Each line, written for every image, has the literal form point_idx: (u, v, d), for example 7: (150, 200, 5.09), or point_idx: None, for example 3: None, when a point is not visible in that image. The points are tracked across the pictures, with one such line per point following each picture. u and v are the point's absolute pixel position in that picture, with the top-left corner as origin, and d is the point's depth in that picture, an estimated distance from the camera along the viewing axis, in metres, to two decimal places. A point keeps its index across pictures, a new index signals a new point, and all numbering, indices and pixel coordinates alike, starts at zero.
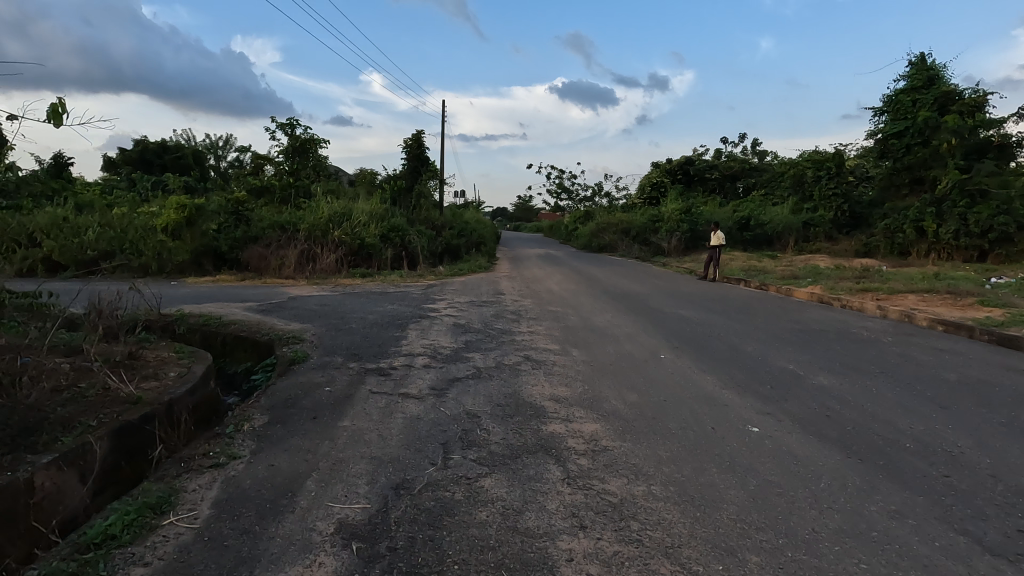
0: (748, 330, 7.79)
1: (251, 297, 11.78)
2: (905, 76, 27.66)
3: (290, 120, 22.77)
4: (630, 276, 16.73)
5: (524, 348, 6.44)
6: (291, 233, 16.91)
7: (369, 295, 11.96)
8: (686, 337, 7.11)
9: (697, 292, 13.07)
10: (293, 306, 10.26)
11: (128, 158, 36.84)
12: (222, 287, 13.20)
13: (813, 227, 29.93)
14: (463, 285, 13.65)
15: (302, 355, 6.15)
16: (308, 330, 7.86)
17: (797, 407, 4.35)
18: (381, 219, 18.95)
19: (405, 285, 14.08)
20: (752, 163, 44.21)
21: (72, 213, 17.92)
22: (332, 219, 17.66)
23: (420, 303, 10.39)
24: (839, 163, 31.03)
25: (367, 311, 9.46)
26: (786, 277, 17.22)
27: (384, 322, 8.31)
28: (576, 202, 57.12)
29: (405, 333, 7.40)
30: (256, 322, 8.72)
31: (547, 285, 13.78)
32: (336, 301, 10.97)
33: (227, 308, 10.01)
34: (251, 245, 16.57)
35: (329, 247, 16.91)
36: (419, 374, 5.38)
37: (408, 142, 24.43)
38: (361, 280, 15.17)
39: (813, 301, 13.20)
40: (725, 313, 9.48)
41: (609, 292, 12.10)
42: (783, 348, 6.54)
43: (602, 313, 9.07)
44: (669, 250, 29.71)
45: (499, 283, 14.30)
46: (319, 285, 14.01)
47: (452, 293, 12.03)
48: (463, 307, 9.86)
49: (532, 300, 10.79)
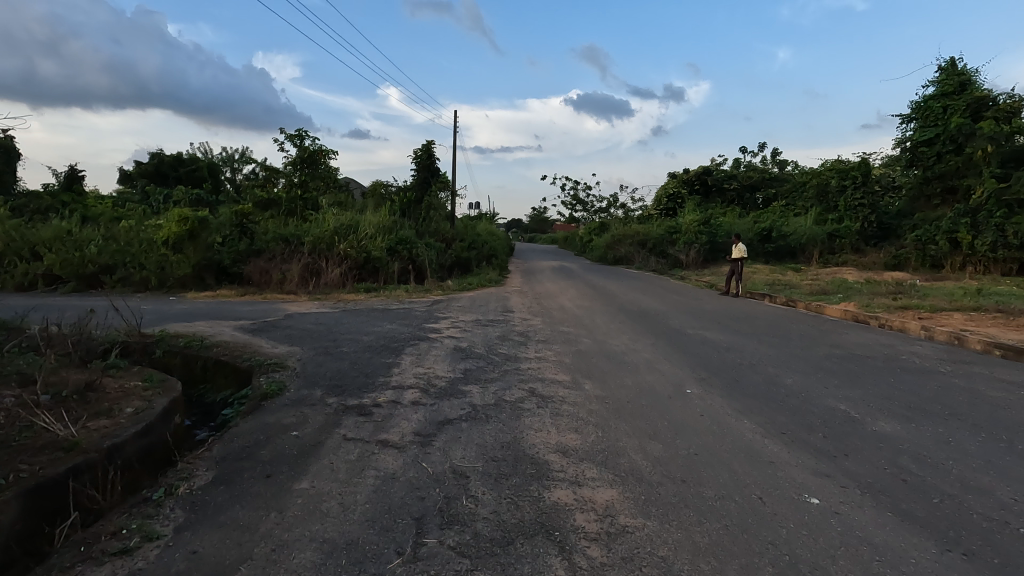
0: (784, 357, 6.92)
1: (247, 314, 11.20)
2: (934, 82, 26.58)
3: (299, 131, 22.47)
4: (647, 291, 15.90)
5: (529, 380, 5.66)
6: (295, 246, 16.40)
7: (370, 312, 11.29)
8: (715, 367, 6.25)
9: (721, 309, 12.16)
10: (287, 325, 9.61)
11: (144, 171, 37.14)
12: (219, 303, 12.67)
13: (838, 239, 28.78)
14: (470, 302, 12.94)
15: (278, 387, 5.43)
16: (295, 354, 7.18)
17: (864, 469, 3.50)
18: (389, 232, 18.39)
19: (410, 301, 13.41)
20: (773, 173, 43.09)
21: (77, 226, 17.66)
22: (339, 232, 17.13)
23: (422, 322, 9.67)
24: (866, 172, 30.30)
25: (364, 332, 8.76)
26: (815, 292, 16.21)
27: (379, 345, 7.60)
28: (591, 213, 56.42)
29: (399, 360, 6.66)
30: (242, 344, 8.08)
31: (559, 301, 13.00)
32: (334, 319, 10.31)
33: (217, 327, 9.41)
34: (254, 259, 16.08)
35: (333, 261, 16.35)
36: (404, 414, 4.62)
37: (418, 153, 23.93)
38: (365, 295, 14.55)
39: (847, 319, 12.21)
40: (754, 335, 8.59)
41: (626, 309, 11.29)
42: (829, 382, 5.67)
43: (618, 336, 8.24)
44: (687, 263, 28.74)
45: (509, 299, 13.57)
46: (321, 301, 13.41)
47: (457, 311, 11.31)
48: (467, 327, 9.11)
49: (543, 319, 10.01)
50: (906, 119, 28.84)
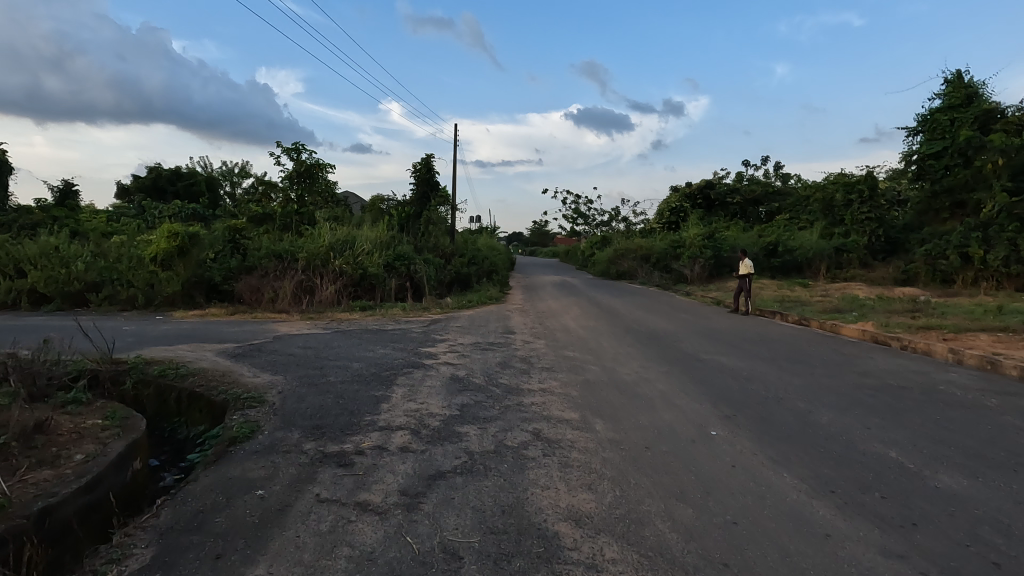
0: (812, 387, 6.30)
1: (234, 336, 10.63)
2: (940, 95, 26.23)
3: (296, 145, 22.08)
4: (653, 309, 15.31)
5: (532, 420, 5.04)
6: (288, 263, 15.86)
7: (363, 334, 10.69)
8: (739, 402, 5.64)
9: (733, 329, 11.54)
10: (273, 349, 9.02)
11: (142, 185, 36.87)
12: (205, 324, 12.11)
13: (846, 253, 28.21)
14: (470, 322, 12.33)
15: (250, 429, 4.83)
16: (277, 385, 6.59)
17: (941, 545, 2.89)
18: (387, 248, 17.86)
19: (406, 320, 12.83)
20: (776, 186, 42.65)
21: (65, 242, 17.20)
22: (334, 248, 16.60)
23: (417, 346, 9.07)
24: (873, 186, 29.85)
25: (355, 357, 8.16)
26: (828, 310, 15.59)
27: (369, 374, 7.00)
28: (592, 227, 56.04)
29: (389, 392, 6.06)
30: (222, 371, 7.49)
31: (562, 320, 12.42)
32: (325, 342, 9.73)
33: (199, 351, 8.83)
34: (245, 276, 15.52)
35: (328, 278, 15.80)
36: (389, 465, 4.01)
37: (417, 167, 23.46)
38: (360, 314, 13.97)
39: (866, 339, 11.57)
40: (774, 361, 7.98)
41: (634, 330, 10.69)
42: (869, 420, 5.05)
43: (628, 363, 7.63)
44: (692, 277, 28.20)
45: (510, 318, 12.98)
46: (313, 321, 12.83)
47: (456, 332, 10.71)
48: (466, 352, 8.51)
49: (546, 342, 9.41)
50: (912, 132, 28.45)
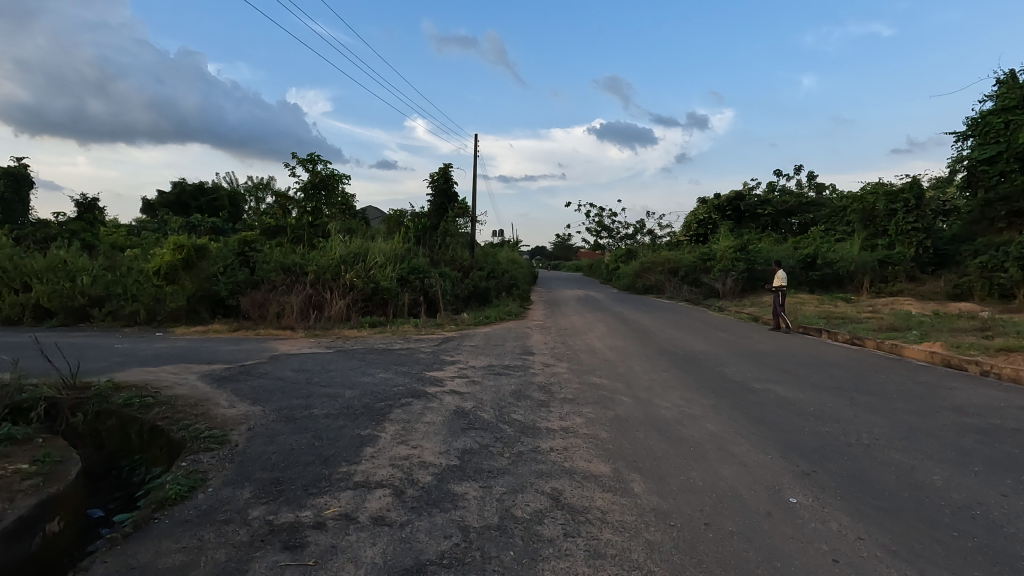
0: (903, 431, 5.03)
1: (227, 356, 9.74)
2: (993, 96, 24.39)
3: (311, 156, 21.56)
4: (687, 327, 14.01)
5: (551, 477, 3.89)
6: (297, 276, 15.08)
7: (366, 354, 9.68)
8: (818, 450, 4.41)
9: (781, 351, 10.21)
10: (263, 372, 8.05)
11: (166, 201, 37.09)
12: (202, 342, 11.30)
13: (890, 266, 26.30)
14: (485, 341, 11.22)
15: (191, 483, 3.80)
16: (250, 418, 5.58)
17: None
18: (401, 261, 17.00)
19: (416, 338, 11.81)
20: (809, 197, 40.80)
21: (74, 255, 16.78)
22: (345, 261, 15.81)
23: (423, 369, 8.01)
24: (919, 194, 27.96)
25: (349, 383, 7.14)
26: (882, 328, 14.04)
27: (359, 406, 5.95)
28: (617, 240, 54.75)
29: (377, 432, 4.99)
30: (196, 399, 6.51)
31: (588, 340, 11.24)
32: (323, 363, 8.77)
33: (180, 374, 7.92)
34: (251, 290, 14.77)
35: (338, 291, 14.96)
36: (353, 548, 2.94)
37: (434, 177, 22.68)
38: (368, 331, 13.04)
39: (936, 362, 10.11)
40: (842, 392, 6.68)
41: (669, 352, 9.49)
42: (1001, 484, 3.80)
43: (667, 394, 6.42)
44: (724, 292, 26.66)
45: (529, 337, 11.84)
46: (317, 338, 11.92)
47: (467, 353, 9.63)
48: (477, 378, 7.40)
49: (569, 366, 8.26)
50: (961, 137, 26.58)
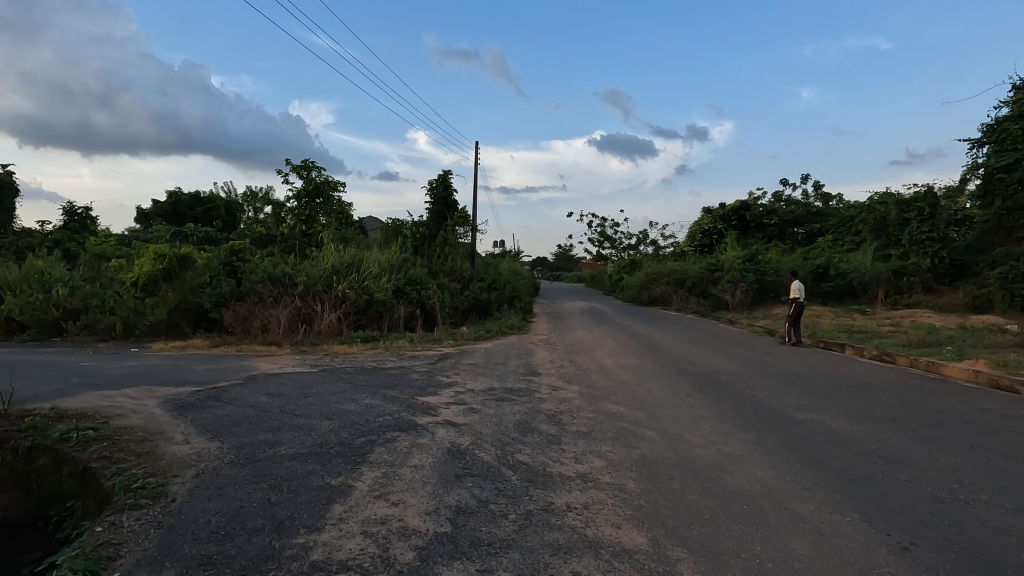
0: (998, 479, 4.08)
1: (200, 377, 8.81)
2: (1009, 101, 23.53)
3: (306, 163, 20.77)
4: (702, 342, 13.08)
5: (571, 555, 2.94)
6: (286, 288, 14.20)
7: (354, 374, 8.73)
8: (907, 511, 3.48)
9: (810, 371, 9.26)
10: (234, 397, 7.12)
11: (161, 210, 36.32)
12: (177, 360, 10.38)
13: (905, 277, 25.31)
14: (485, 359, 10.27)
15: (93, 566, 2.86)
16: (202, 460, 4.64)
17: None
18: (397, 271, 16.15)
19: (411, 355, 10.89)
20: (816, 207, 39.93)
21: (53, 265, 15.93)
22: (338, 271, 14.97)
23: (415, 394, 7.07)
24: (933, 203, 27.06)
25: (328, 411, 6.20)
26: (912, 344, 13.07)
27: (335, 443, 5.00)
28: (620, 251, 53.95)
29: (351, 480, 4.05)
30: (149, 432, 5.59)
31: (598, 357, 10.31)
32: (305, 384, 7.86)
33: (141, 400, 6.99)
34: (237, 302, 13.86)
35: (329, 304, 14.06)
36: None
37: (433, 184, 21.87)
38: (360, 347, 12.13)
39: (983, 383, 9.16)
40: (900, 423, 5.73)
41: (689, 373, 8.55)
42: None
43: (697, 427, 5.48)
44: (733, 304, 25.72)
45: (533, 354, 10.89)
46: (304, 355, 11.00)
47: (465, 374, 8.69)
48: (475, 405, 6.46)
49: (580, 390, 7.33)
50: (975, 144, 25.71)
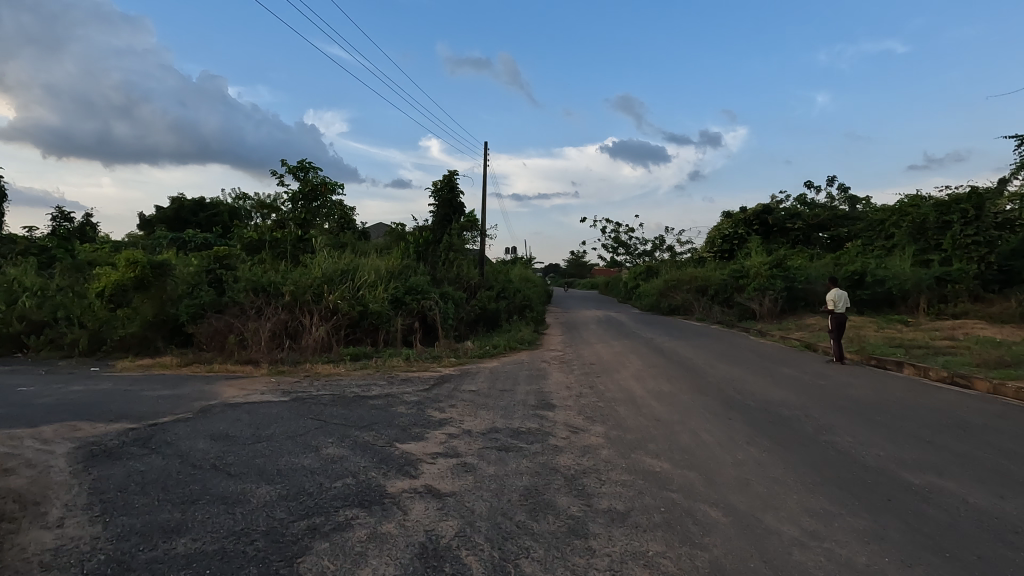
0: None
1: (147, 407, 7.36)
2: None
3: (302, 163, 19.46)
4: (740, 360, 11.37)
5: None
6: (271, 298, 12.82)
7: (328, 405, 7.19)
8: None
9: (885, 401, 7.54)
10: (166, 441, 5.63)
11: (164, 217, 35.44)
12: (133, 383, 8.98)
13: (949, 284, 23.26)
14: (488, 383, 8.66)
15: None
16: (57, 564, 3.12)
17: None
18: (395, 280, 14.70)
19: (404, 378, 9.35)
20: (843, 210, 37.80)
21: (26, 272, 14.76)
22: (329, 280, 13.57)
23: (395, 439, 5.50)
24: (978, 204, 24.97)
25: (274, 468, 4.67)
26: (985, 364, 11.22)
27: (261, 532, 3.46)
28: (634, 256, 52.31)
29: None
30: (22, 501, 4.09)
31: (622, 382, 8.69)
32: (263, 421, 6.34)
33: (51, 446, 5.53)
34: (215, 314, 12.47)
35: (318, 316, 12.63)
36: None
37: (437, 185, 20.39)
38: (348, 365, 10.68)
39: None
40: None
41: (740, 406, 6.90)
42: None
43: (782, 504, 3.85)
44: (761, 313, 23.90)
45: (546, 377, 9.31)
46: (280, 377, 9.53)
47: (464, 406, 7.11)
48: (469, 460, 4.88)
49: (607, 433, 5.70)
50: None
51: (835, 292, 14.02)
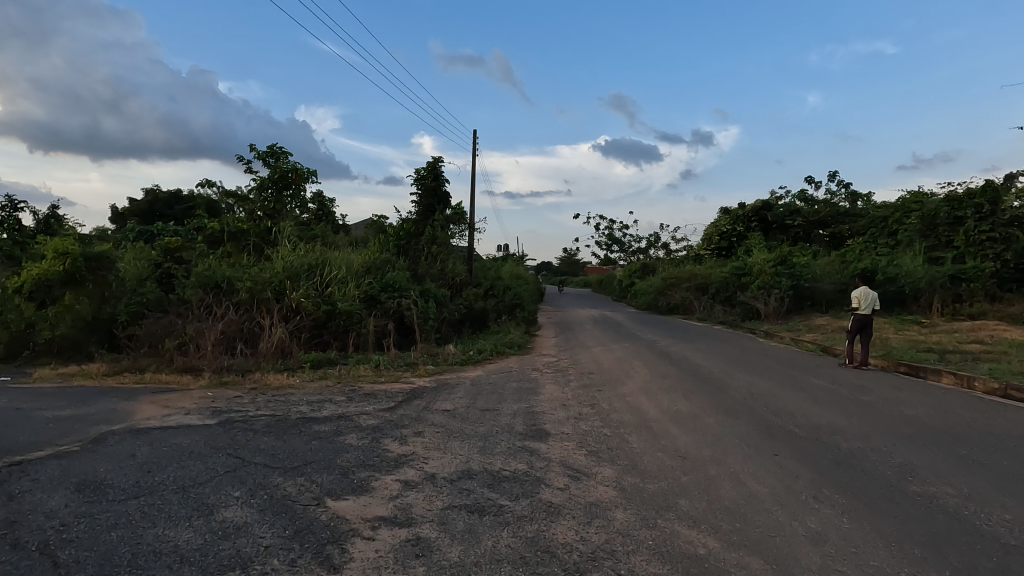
0: None
1: (29, 433, 5.76)
2: None
3: (272, 149, 17.82)
4: (762, 369, 9.91)
5: None
6: (224, 295, 11.20)
7: (259, 432, 5.63)
8: None
9: (958, 426, 6.08)
10: (10, 492, 4.05)
11: (136, 210, 33.53)
12: (35, 399, 7.36)
13: (964, 283, 21.84)
14: (467, 400, 7.11)
15: None
16: None
17: None
18: (369, 277, 13.18)
19: (367, 393, 7.80)
20: (845, 207, 36.45)
21: None
22: (294, 277, 12.04)
23: (327, 493, 3.95)
24: (993, 198, 23.68)
25: (131, 553, 3.13)
26: None
27: None
28: (629, 254, 50.99)
29: None
30: None
31: (629, 398, 7.21)
32: (163, 460, 4.79)
33: None
34: (156, 313, 10.80)
35: (277, 316, 11.06)
36: None
37: (421, 173, 18.76)
38: (306, 375, 9.13)
39: None
40: None
41: (784, 434, 5.42)
42: None
43: None
44: (767, 313, 22.52)
45: (539, 391, 7.80)
46: (221, 391, 7.96)
47: (434, 435, 5.56)
48: (425, 533, 3.34)
49: (620, 482, 4.19)
50: None
51: (858, 289, 12.74)
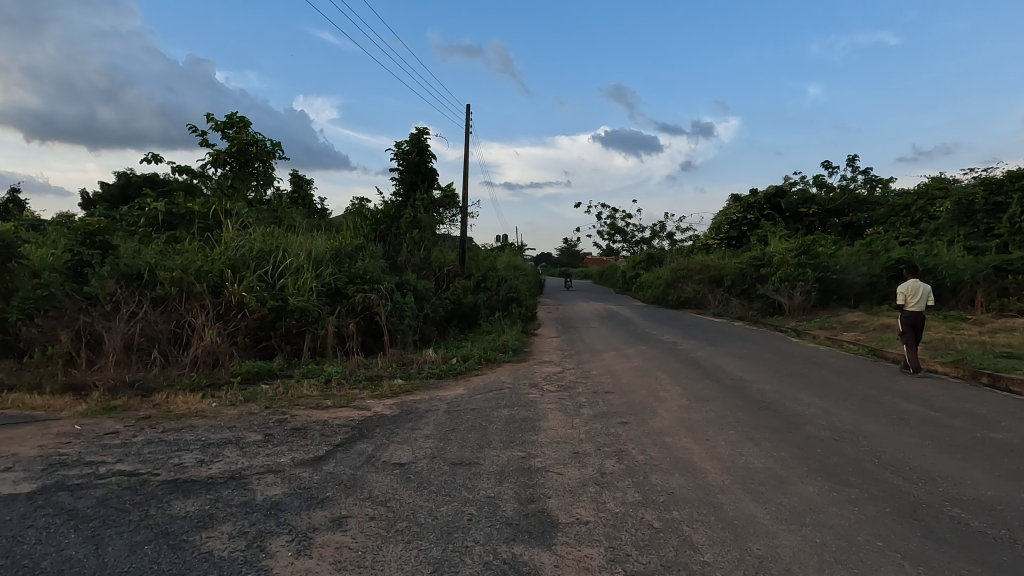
0: None
1: None
2: None
3: (232, 118, 15.43)
4: (828, 387, 7.62)
5: None
6: (144, 289, 8.93)
7: (74, 522, 3.36)
8: None
9: None
10: None
11: (107, 196, 31.08)
12: None
13: (1012, 275, 19.55)
14: (434, 446, 4.83)
15: None
16: None
17: None
18: (334, 266, 10.93)
19: (297, 427, 5.53)
20: (863, 194, 33.87)
21: None
22: (237, 266, 9.77)
23: None
24: None
25: None
26: None
27: None
28: (631, 244, 48.81)
29: None
30: None
31: (669, 442, 4.94)
32: None
33: None
34: (54, 312, 8.50)
35: (208, 315, 8.76)
36: None
37: (404, 148, 16.44)
38: (228, 395, 6.87)
39: None
40: None
41: (960, 535, 3.16)
42: None
43: None
44: (791, 308, 20.22)
45: (539, 425, 5.53)
46: (96, 424, 5.70)
47: (362, 527, 3.29)
48: None
49: None
50: None
51: (913, 282, 10.39)
